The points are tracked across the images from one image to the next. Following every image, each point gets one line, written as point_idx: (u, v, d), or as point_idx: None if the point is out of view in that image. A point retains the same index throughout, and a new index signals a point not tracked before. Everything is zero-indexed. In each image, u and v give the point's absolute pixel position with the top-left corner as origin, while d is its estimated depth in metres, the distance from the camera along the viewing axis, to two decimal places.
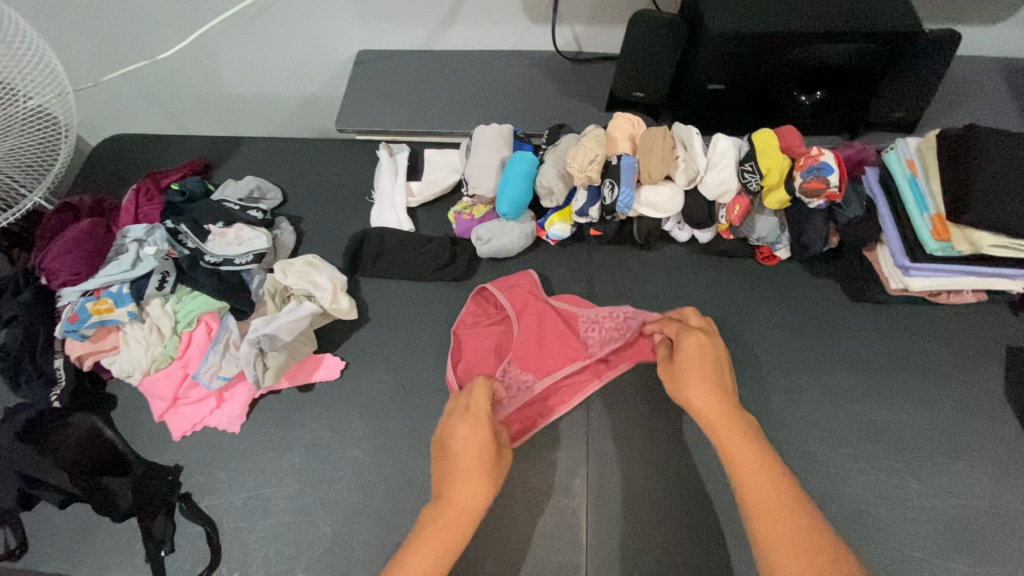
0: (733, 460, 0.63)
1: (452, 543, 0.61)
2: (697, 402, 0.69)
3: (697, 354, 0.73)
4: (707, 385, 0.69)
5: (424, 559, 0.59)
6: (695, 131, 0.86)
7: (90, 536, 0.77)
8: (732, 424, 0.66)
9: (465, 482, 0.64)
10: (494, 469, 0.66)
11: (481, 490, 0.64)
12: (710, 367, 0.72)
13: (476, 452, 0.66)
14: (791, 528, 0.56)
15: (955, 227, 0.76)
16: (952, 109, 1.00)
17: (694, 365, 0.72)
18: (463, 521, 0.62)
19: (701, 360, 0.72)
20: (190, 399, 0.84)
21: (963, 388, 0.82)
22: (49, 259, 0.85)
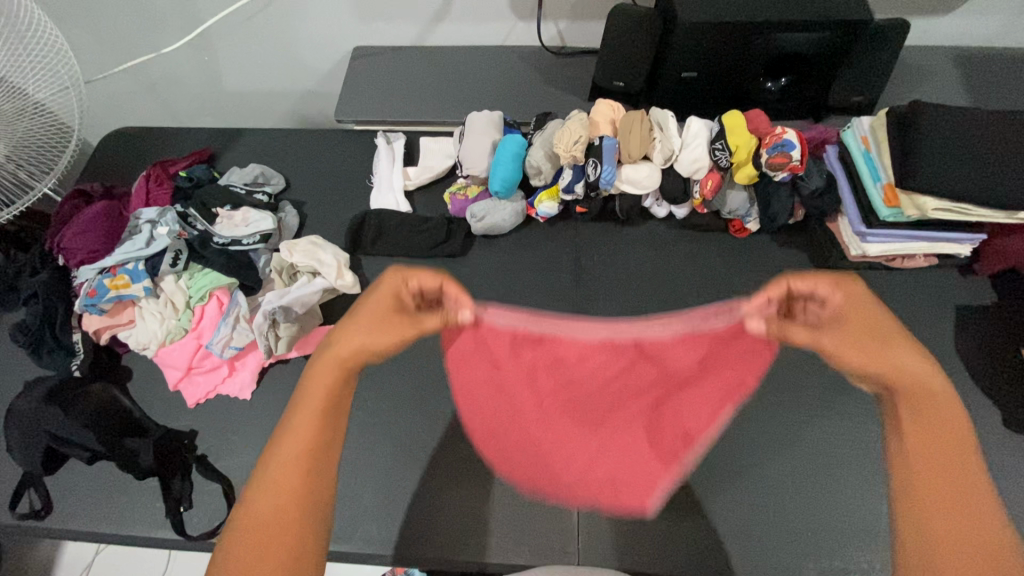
0: (921, 456, 0.49)
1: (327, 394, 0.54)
2: (896, 360, 0.51)
3: (865, 302, 0.54)
4: (903, 350, 0.51)
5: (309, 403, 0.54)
6: (670, 114, 0.94)
7: (111, 496, 0.81)
8: (911, 397, 0.51)
9: (350, 330, 0.57)
10: (388, 328, 0.57)
11: (364, 346, 0.56)
12: (887, 319, 0.53)
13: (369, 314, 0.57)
14: (966, 541, 0.45)
15: (903, 195, 0.84)
16: (906, 93, 1.09)
17: (866, 310, 0.54)
18: (342, 371, 0.56)
19: (866, 316, 0.54)
20: (204, 368, 0.89)
21: (919, 343, 0.90)
22: (67, 240, 0.90)
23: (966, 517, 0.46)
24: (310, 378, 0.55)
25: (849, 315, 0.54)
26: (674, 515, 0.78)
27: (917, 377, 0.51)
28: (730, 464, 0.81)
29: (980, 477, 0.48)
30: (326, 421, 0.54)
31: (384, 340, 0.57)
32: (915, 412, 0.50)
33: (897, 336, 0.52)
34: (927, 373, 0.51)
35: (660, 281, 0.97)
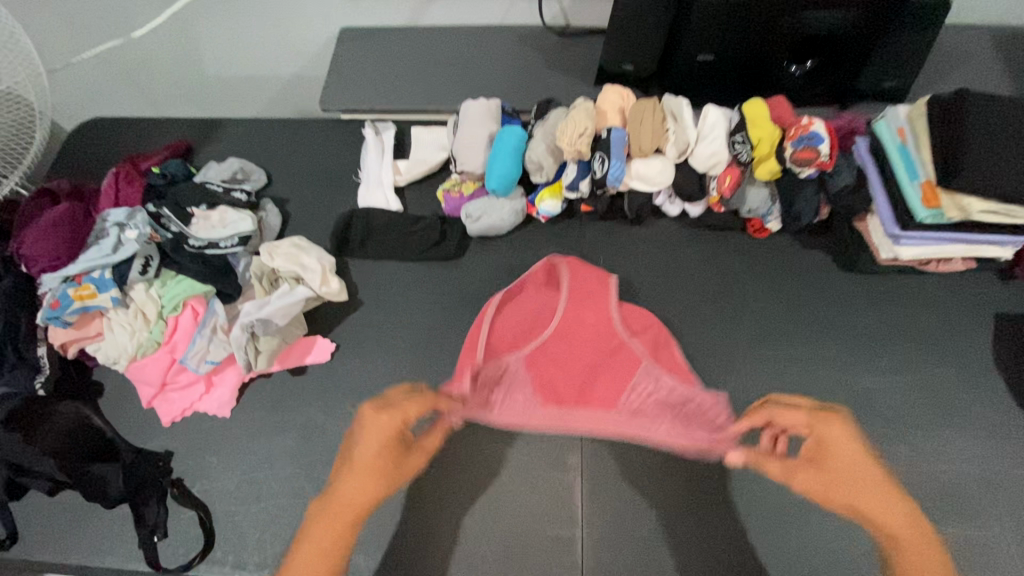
0: (887, 522, 0.61)
1: (350, 513, 0.59)
2: (879, 516, 0.61)
3: (846, 445, 0.64)
4: (863, 484, 0.62)
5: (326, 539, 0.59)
6: (685, 102, 0.85)
7: (82, 524, 0.76)
8: (860, 491, 0.62)
9: (353, 472, 0.61)
10: (393, 476, 0.62)
11: (371, 475, 0.61)
12: (856, 446, 0.64)
13: (377, 443, 0.63)
14: None
15: (944, 194, 0.76)
16: (942, 77, 0.99)
17: (840, 451, 0.64)
18: (355, 511, 0.60)
19: (851, 444, 0.64)
20: (178, 384, 0.83)
21: (952, 356, 0.82)
22: (28, 246, 0.83)
23: None
24: (335, 496, 0.61)
25: (841, 467, 0.63)
26: (685, 547, 0.72)
27: (898, 511, 0.61)
28: (747, 490, 0.75)
29: None
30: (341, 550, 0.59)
31: (388, 481, 0.62)
32: (889, 538, 0.61)
33: (909, 513, 0.61)
34: (885, 475, 0.63)
35: (671, 287, 0.90)
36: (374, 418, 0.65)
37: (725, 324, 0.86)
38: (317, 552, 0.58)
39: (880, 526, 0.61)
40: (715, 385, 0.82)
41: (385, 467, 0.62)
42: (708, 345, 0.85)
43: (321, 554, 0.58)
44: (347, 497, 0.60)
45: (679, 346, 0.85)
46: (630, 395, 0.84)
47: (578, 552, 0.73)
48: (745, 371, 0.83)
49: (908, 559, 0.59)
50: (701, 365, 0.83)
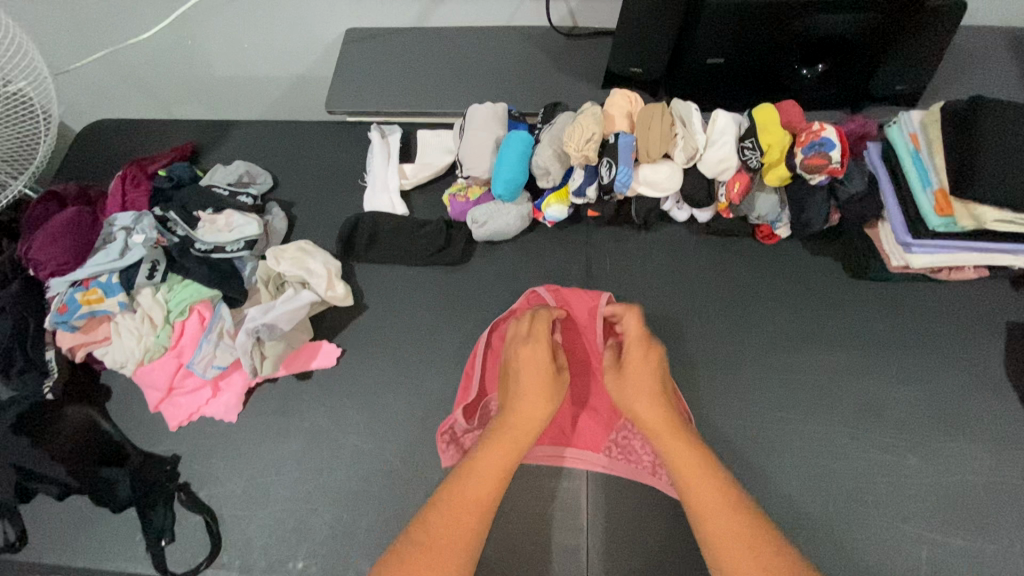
0: (670, 453, 0.68)
1: (519, 440, 0.70)
2: (636, 407, 0.72)
3: (643, 368, 0.75)
4: (644, 391, 0.73)
5: (493, 463, 0.67)
6: (694, 107, 0.84)
7: (90, 528, 0.77)
8: (668, 422, 0.70)
9: (528, 399, 0.73)
10: (522, 443, 0.70)
11: (545, 401, 0.73)
12: (654, 377, 0.74)
13: (534, 372, 0.76)
14: (727, 521, 0.61)
15: (957, 202, 0.74)
16: (956, 81, 0.98)
17: (641, 375, 0.75)
18: (521, 433, 0.70)
19: (648, 368, 0.75)
20: (185, 389, 0.83)
21: (963, 364, 0.81)
22: (36, 250, 0.83)
23: (703, 504, 0.63)
24: (467, 474, 0.66)
25: (629, 373, 0.75)
26: (689, 555, 0.72)
27: (647, 415, 0.71)
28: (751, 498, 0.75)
29: (733, 495, 0.63)
30: (508, 465, 0.68)
31: (555, 405, 0.74)
32: (653, 438, 0.70)
33: (661, 408, 0.71)
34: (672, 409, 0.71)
35: (678, 293, 0.89)
36: (525, 348, 0.78)
37: (732, 331, 0.86)
38: (456, 523, 0.62)
39: (686, 489, 0.65)
40: (721, 393, 0.81)
41: (551, 392, 0.74)
42: (714, 352, 0.84)
43: (462, 522, 0.62)
44: (492, 464, 0.67)
45: (686, 353, 0.84)
46: (619, 434, 0.81)
47: (583, 561, 0.73)
48: (751, 379, 0.82)
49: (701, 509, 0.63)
50: (708, 372, 0.83)
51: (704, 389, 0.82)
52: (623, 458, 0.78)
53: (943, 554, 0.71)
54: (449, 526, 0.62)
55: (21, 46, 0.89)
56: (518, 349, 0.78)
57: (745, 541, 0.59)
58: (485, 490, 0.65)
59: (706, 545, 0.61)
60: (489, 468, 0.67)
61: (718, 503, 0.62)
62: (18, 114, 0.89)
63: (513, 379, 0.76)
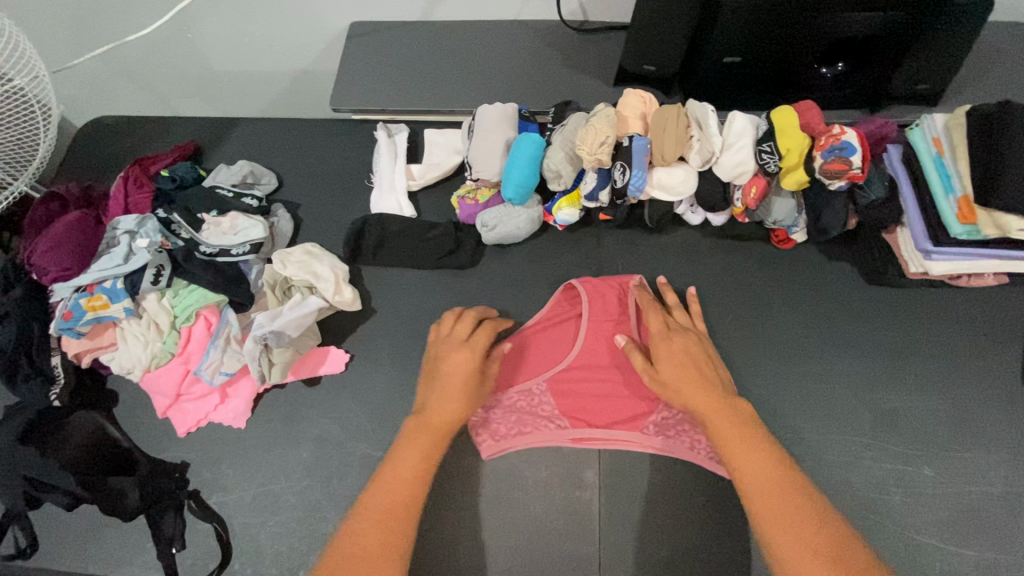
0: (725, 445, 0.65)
1: (434, 440, 0.68)
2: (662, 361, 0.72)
3: (676, 356, 0.72)
4: (672, 348, 0.72)
5: (409, 463, 0.67)
6: (711, 109, 0.81)
7: (101, 535, 0.77)
8: (718, 412, 0.67)
9: (445, 398, 0.71)
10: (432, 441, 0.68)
11: (463, 401, 0.71)
12: (688, 364, 0.71)
13: (456, 373, 0.72)
14: (767, 477, 0.62)
15: (982, 211, 0.73)
16: (979, 79, 0.95)
17: (674, 367, 0.71)
18: (436, 430, 0.69)
19: (678, 357, 0.72)
20: (193, 395, 0.82)
21: (981, 374, 0.80)
22: (38, 255, 0.82)
23: (737, 454, 0.64)
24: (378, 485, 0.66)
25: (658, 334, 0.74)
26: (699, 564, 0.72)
27: (673, 367, 0.71)
28: None
29: (765, 449, 0.64)
30: (429, 461, 0.67)
31: (472, 406, 0.72)
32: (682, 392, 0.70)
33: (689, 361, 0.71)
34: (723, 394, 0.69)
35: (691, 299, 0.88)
36: (455, 350, 0.74)
37: (747, 338, 0.84)
38: (363, 541, 0.61)
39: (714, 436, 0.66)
40: None
41: (472, 392, 0.72)
42: (728, 359, 0.83)
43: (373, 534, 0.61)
44: (399, 471, 0.66)
45: None
46: (658, 415, 0.79)
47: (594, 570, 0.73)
48: (766, 387, 0.81)
49: (765, 508, 0.60)
50: None
51: None
52: (663, 435, 0.78)
53: (956, 566, 0.71)
54: (378, 529, 0.62)
55: (16, 43, 0.85)
56: (450, 349, 0.75)
57: (828, 541, 0.57)
58: (401, 494, 0.64)
59: (762, 539, 0.60)
60: (409, 469, 0.66)
61: (753, 455, 0.64)
62: (17, 115, 0.86)
63: (436, 379, 0.73)
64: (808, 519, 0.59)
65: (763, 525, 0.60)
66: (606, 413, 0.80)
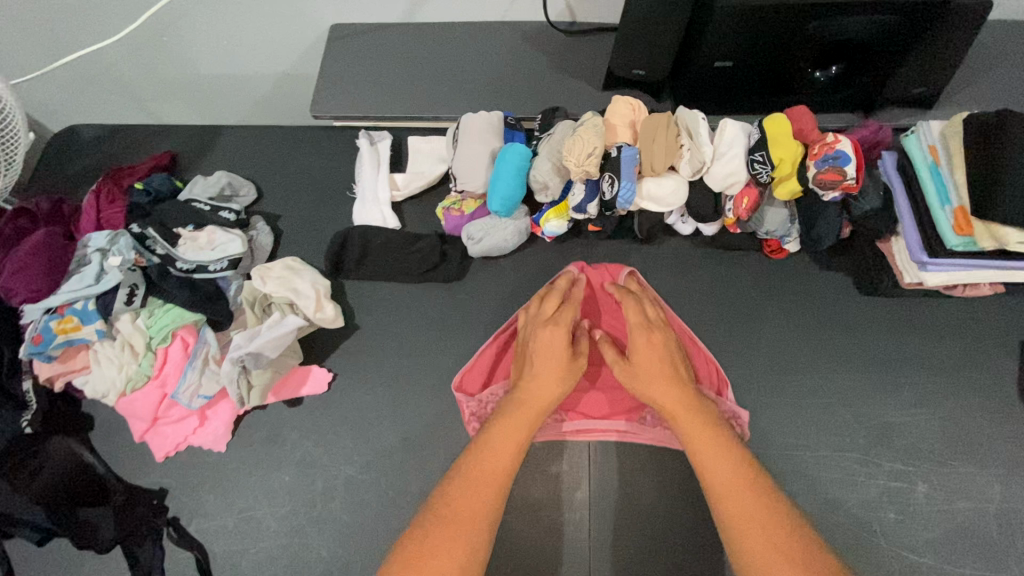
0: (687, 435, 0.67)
1: (531, 421, 0.69)
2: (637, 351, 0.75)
3: (650, 351, 0.74)
4: (653, 349, 0.74)
5: (507, 443, 0.66)
6: (701, 116, 0.79)
7: (78, 565, 0.75)
8: (680, 407, 0.70)
9: (544, 378, 0.73)
10: (528, 423, 0.69)
11: (560, 381, 0.72)
12: (660, 356, 0.74)
13: (550, 351, 0.74)
14: (746, 492, 0.61)
15: (978, 221, 0.70)
16: (976, 81, 0.93)
17: (648, 358, 0.74)
18: (534, 413, 0.70)
19: (657, 355, 0.74)
20: (171, 418, 0.80)
21: (977, 386, 0.79)
22: (5, 276, 0.78)
23: (705, 447, 0.65)
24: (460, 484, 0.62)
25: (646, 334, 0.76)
26: None
27: (655, 358, 0.74)
28: None
29: (739, 459, 0.64)
30: (523, 444, 0.67)
31: (570, 385, 0.74)
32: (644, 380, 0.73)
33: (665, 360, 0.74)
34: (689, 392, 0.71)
35: (682, 311, 0.86)
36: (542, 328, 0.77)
37: (739, 352, 0.83)
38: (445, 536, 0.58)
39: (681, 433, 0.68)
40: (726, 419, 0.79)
41: (568, 373, 0.74)
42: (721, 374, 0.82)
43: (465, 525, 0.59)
44: (498, 464, 0.64)
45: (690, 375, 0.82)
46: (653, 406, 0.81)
47: None
48: (759, 402, 0.80)
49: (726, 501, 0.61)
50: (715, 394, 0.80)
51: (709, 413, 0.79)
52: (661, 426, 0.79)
53: None
54: (450, 533, 0.58)
55: None
56: (540, 331, 0.76)
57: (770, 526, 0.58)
58: (503, 466, 0.64)
59: (726, 529, 0.60)
60: (505, 452, 0.66)
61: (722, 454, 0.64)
62: None
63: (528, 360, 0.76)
64: (764, 519, 0.59)
65: (729, 531, 0.60)
66: (602, 407, 0.82)
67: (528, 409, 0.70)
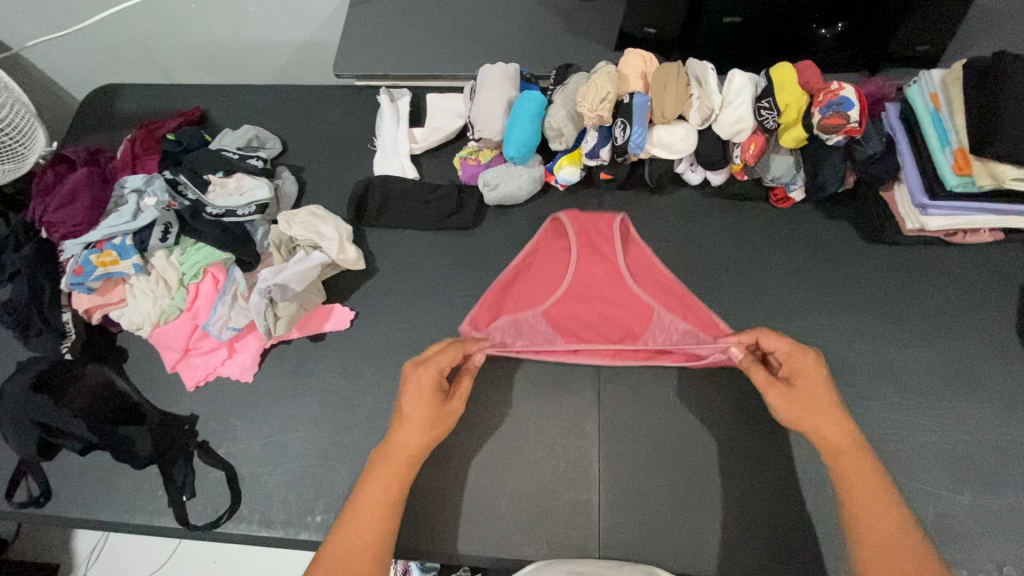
0: (847, 484, 0.63)
1: (397, 475, 0.65)
2: (806, 374, 0.68)
3: (821, 391, 0.67)
4: (823, 389, 0.67)
5: (376, 498, 0.64)
6: (710, 66, 0.82)
7: (113, 483, 0.79)
8: (851, 457, 0.64)
9: (407, 426, 0.67)
10: (402, 473, 0.66)
11: (425, 428, 0.67)
12: (831, 403, 0.66)
13: (420, 398, 0.68)
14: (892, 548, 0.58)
15: (978, 160, 0.74)
16: (978, 40, 0.95)
17: (811, 401, 0.66)
18: (400, 462, 0.66)
19: (822, 392, 0.66)
20: (201, 349, 0.84)
21: (976, 327, 0.81)
22: (50, 212, 0.83)
23: (867, 501, 0.62)
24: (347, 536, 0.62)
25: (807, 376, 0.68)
26: (697, 512, 0.74)
27: (821, 388, 0.67)
28: (763, 455, 0.76)
29: (902, 519, 0.60)
30: (394, 497, 0.64)
31: (438, 433, 0.68)
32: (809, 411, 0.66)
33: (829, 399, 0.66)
34: (860, 439, 0.65)
35: (690, 257, 0.89)
36: (415, 376, 0.70)
37: (745, 295, 0.86)
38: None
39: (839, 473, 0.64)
40: None
41: (437, 422, 0.68)
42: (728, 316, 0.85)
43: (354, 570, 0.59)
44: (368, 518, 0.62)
45: None
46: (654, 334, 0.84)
47: (596, 516, 0.75)
48: None
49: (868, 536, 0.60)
50: None
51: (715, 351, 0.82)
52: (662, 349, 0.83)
53: (950, 510, 0.72)
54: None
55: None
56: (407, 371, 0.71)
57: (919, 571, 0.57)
58: (377, 517, 0.63)
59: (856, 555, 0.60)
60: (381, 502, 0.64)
61: (880, 500, 0.61)
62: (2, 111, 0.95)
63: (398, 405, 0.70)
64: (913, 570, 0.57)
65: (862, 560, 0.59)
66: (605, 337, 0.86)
67: (388, 460, 0.66)
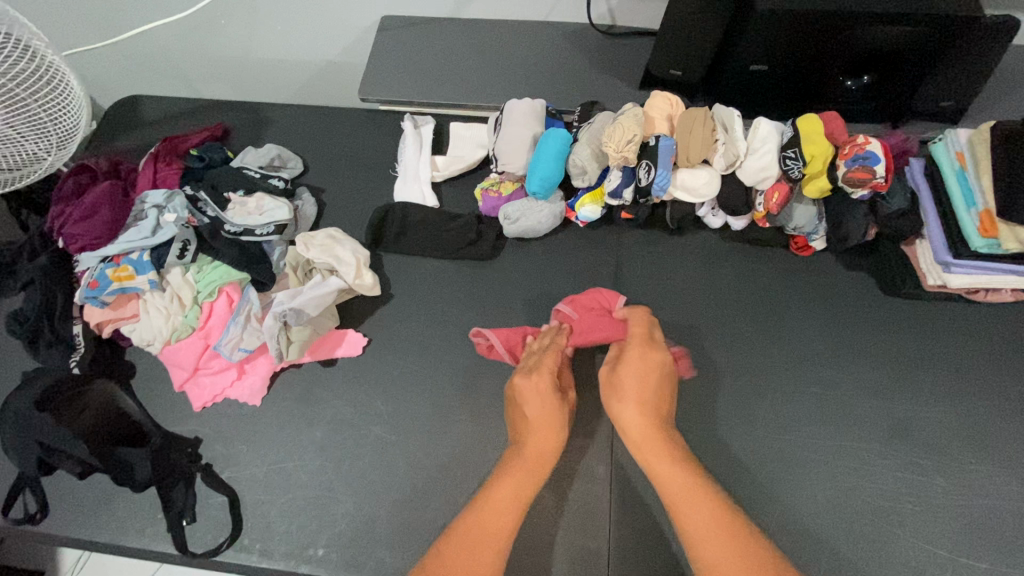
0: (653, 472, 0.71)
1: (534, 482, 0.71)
2: (616, 369, 0.78)
3: (628, 379, 0.76)
4: (636, 373, 0.77)
5: (503, 501, 0.69)
6: (737, 113, 0.82)
7: (112, 503, 0.77)
8: (653, 442, 0.72)
9: (542, 432, 0.74)
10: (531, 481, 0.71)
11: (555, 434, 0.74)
12: (638, 387, 0.76)
13: (549, 403, 0.76)
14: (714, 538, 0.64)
15: (1004, 224, 0.74)
16: (1002, 101, 0.96)
17: (627, 387, 0.76)
18: (534, 466, 0.72)
19: (634, 377, 0.76)
20: (210, 369, 0.83)
21: (995, 389, 0.80)
22: (69, 225, 0.83)
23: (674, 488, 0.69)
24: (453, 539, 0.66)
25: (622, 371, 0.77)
26: None
27: (628, 372, 0.77)
28: (776, 509, 0.75)
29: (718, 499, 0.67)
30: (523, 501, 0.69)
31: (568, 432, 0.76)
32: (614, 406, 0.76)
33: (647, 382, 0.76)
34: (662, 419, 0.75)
35: (708, 300, 0.88)
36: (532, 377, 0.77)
37: (761, 341, 0.85)
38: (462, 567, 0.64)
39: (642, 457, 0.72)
40: (748, 403, 0.81)
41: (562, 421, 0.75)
42: (744, 363, 0.84)
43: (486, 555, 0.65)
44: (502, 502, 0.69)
45: (711, 363, 0.83)
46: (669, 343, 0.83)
47: (604, 564, 0.73)
48: (782, 391, 0.81)
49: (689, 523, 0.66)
50: (737, 378, 0.82)
51: (731, 400, 0.81)
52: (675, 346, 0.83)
53: None
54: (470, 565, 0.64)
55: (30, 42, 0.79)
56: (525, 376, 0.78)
57: (730, 536, 0.64)
58: (502, 524, 0.67)
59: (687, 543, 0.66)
60: (506, 505, 0.69)
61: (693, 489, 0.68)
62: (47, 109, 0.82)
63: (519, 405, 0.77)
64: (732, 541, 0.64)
65: (694, 550, 0.65)
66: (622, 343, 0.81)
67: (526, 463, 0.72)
